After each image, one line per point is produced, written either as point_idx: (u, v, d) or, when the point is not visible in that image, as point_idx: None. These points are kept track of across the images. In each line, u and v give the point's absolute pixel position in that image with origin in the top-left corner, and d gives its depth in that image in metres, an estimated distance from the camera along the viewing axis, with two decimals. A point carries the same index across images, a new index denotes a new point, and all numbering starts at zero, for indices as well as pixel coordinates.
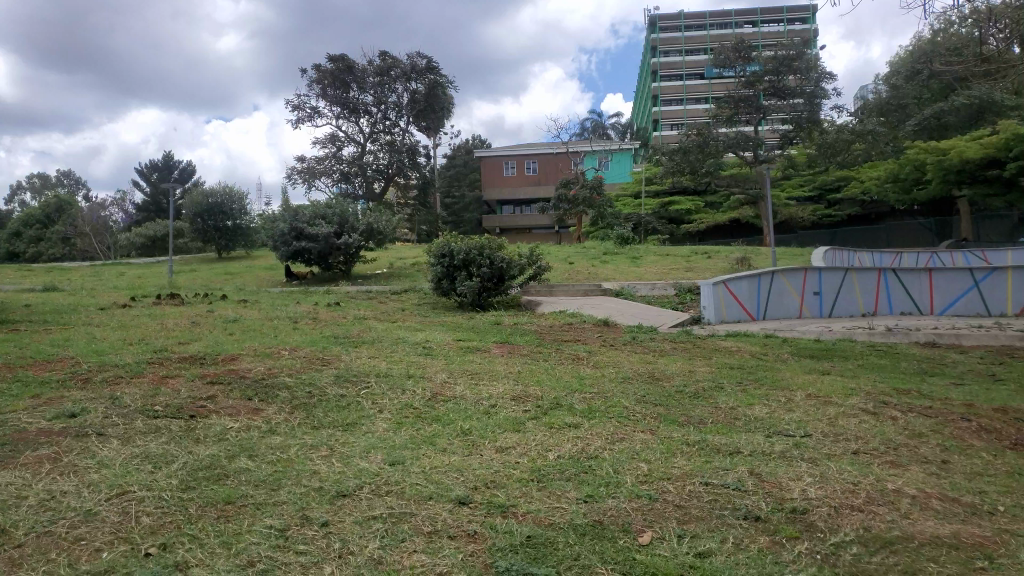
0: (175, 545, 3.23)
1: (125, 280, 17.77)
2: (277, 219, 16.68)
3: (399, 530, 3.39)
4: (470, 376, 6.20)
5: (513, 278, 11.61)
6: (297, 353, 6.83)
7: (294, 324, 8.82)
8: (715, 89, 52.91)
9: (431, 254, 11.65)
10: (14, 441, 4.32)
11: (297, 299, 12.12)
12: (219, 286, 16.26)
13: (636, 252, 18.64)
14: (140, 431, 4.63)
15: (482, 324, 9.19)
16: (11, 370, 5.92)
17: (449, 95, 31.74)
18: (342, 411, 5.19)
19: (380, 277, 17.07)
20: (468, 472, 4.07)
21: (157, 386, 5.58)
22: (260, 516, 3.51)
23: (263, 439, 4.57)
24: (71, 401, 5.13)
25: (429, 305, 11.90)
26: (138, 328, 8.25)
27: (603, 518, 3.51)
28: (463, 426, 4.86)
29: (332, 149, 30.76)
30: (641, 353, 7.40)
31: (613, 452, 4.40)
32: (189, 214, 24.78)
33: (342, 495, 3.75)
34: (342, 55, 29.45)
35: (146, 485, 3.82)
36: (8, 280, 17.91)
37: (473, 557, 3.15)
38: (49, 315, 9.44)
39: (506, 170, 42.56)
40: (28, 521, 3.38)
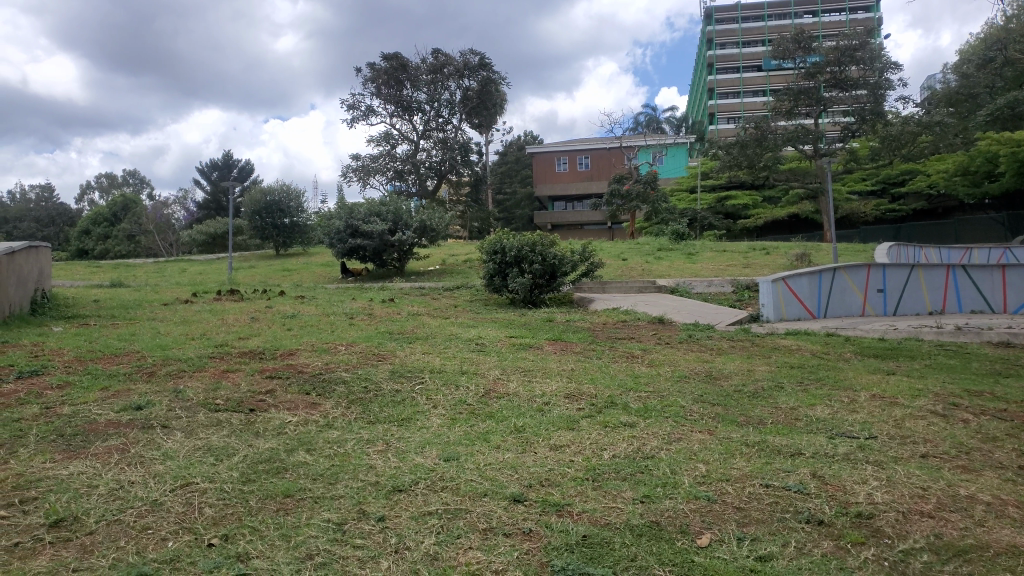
0: (236, 536, 3.29)
1: (188, 276, 18.29)
2: (334, 217, 16.96)
3: (454, 526, 3.39)
4: (524, 372, 6.19)
5: (565, 275, 11.54)
6: (353, 349, 6.92)
7: (350, 320, 8.95)
8: (773, 81, 51.85)
9: (483, 251, 11.70)
10: (85, 432, 4.49)
11: (352, 295, 12.29)
12: (276, 282, 16.61)
13: (691, 248, 18.42)
14: (202, 423, 4.74)
15: (534, 321, 9.16)
16: (81, 364, 6.13)
17: (502, 91, 31.78)
18: (398, 406, 5.24)
19: (434, 274, 17.19)
20: (523, 469, 4.05)
21: (219, 380, 5.72)
22: (319, 510, 3.56)
23: (321, 433, 4.64)
24: (137, 394, 5.29)
25: (480, 302, 11.93)
26: (200, 323, 8.47)
27: (660, 519, 3.46)
28: (517, 423, 4.86)
29: (386, 147, 31.10)
30: (697, 351, 7.28)
31: (669, 452, 4.33)
32: (249, 213, 25.37)
33: (397, 490, 3.78)
34: (395, 53, 29.76)
35: (208, 477, 3.91)
36: (78, 276, 18.62)
37: (529, 555, 3.14)
38: (116, 309, 9.78)
39: (559, 166, 42.50)
40: (98, 510, 3.49)
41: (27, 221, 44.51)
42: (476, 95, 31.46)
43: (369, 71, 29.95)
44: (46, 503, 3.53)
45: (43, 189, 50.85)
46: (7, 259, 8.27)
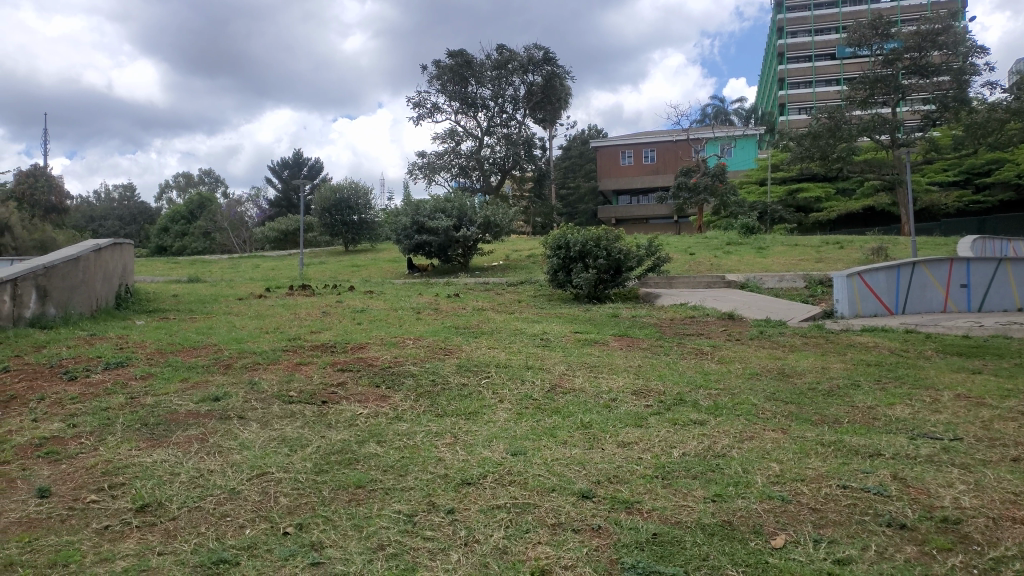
0: (310, 526, 3.37)
1: (261, 272, 18.88)
2: (400, 214, 17.21)
3: (523, 521, 3.39)
4: (589, 368, 6.15)
5: (631, 270, 11.43)
6: (421, 343, 7.01)
7: (417, 315, 9.04)
8: (847, 69, 50.17)
9: (547, 246, 11.70)
10: (167, 422, 4.68)
11: (418, 290, 12.48)
12: (345, 277, 17.00)
13: (761, 242, 17.98)
14: (277, 415, 4.88)
15: (599, 317, 9.10)
16: (162, 356, 6.38)
17: (567, 85, 31.65)
18: (465, 400, 5.27)
19: (497, 270, 17.26)
20: (591, 465, 4.02)
21: (292, 373, 5.87)
22: (389, 500, 3.61)
23: (391, 425, 4.71)
24: (216, 385, 5.48)
25: (544, 297, 11.91)
26: (273, 317, 8.70)
27: (733, 519, 3.38)
28: (584, 419, 4.82)
29: (451, 144, 31.35)
30: (769, 348, 7.09)
31: (742, 451, 4.23)
32: (318, 210, 25.95)
33: (466, 483, 3.81)
34: (461, 50, 29.93)
35: (283, 467, 4.01)
36: (158, 273, 19.43)
37: (598, 552, 3.11)
38: (194, 304, 10.15)
39: (623, 160, 42.01)
40: (180, 497, 3.63)
41: (111, 220, 46.75)
42: (541, 90, 31.43)
43: (434, 69, 30.20)
44: (132, 490, 3.69)
45: (126, 188, 53.25)
46: (94, 256, 8.68)
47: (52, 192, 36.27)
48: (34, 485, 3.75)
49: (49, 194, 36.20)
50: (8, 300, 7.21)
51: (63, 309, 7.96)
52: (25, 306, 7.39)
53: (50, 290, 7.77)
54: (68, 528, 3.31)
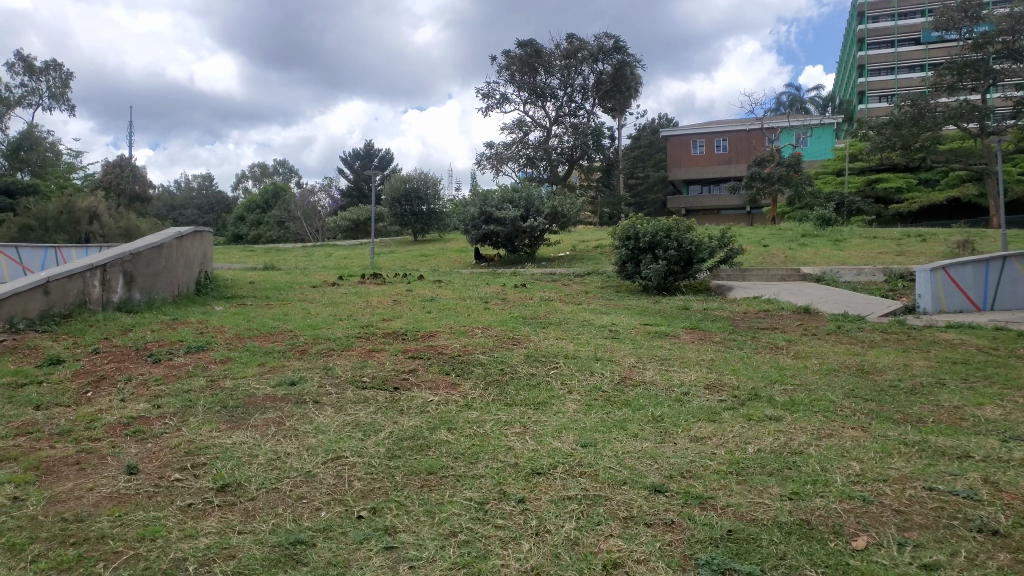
0: (383, 510, 3.42)
1: (333, 260, 19.33)
2: (469, 204, 17.34)
3: (595, 513, 3.37)
4: (660, 361, 6.06)
5: (702, 262, 11.22)
6: (488, 332, 7.04)
7: (485, 304, 9.07)
8: (933, 55, 48.05)
9: (616, 237, 11.60)
10: (246, 405, 4.82)
11: (486, 280, 12.54)
12: (414, 266, 17.24)
13: (839, 235, 17.39)
14: (350, 400, 4.97)
15: (670, 309, 8.97)
16: (240, 340, 6.58)
17: (637, 74, 31.24)
18: (533, 389, 5.27)
19: (564, 260, 17.22)
20: (663, 460, 3.96)
21: (364, 359, 5.97)
22: (461, 488, 3.64)
23: (461, 413, 4.75)
24: (292, 370, 5.63)
25: (613, 289, 11.81)
26: (346, 305, 8.87)
27: (811, 518, 3.28)
28: (655, 412, 4.75)
29: (519, 134, 31.38)
30: (848, 344, 6.84)
31: (820, 448, 4.10)
32: (389, 200, 26.37)
33: (536, 473, 3.80)
34: (530, 40, 29.83)
35: (357, 451, 4.09)
36: (235, 260, 20.07)
37: (671, 546, 3.06)
38: (271, 291, 10.45)
39: (694, 149, 41.43)
40: (258, 478, 3.74)
41: (191, 209, 48.63)
42: (610, 79, 31.12)
43: (503, 59, 30.24)
44: (214, 469, 3.81)
45: (204, 178, 55.25)
46: (176, 243, 9.01)
47: (136, 181, 37.97)
48: (123, 462, 3.92)
49: (134, 183, 37.90)
50: (98, 285, 7.56)
51: (148, 294, 8.31)
52: (113, 291, 7.75)
53: (135, 275, 8.12)
54: (155, 504, 3.44)
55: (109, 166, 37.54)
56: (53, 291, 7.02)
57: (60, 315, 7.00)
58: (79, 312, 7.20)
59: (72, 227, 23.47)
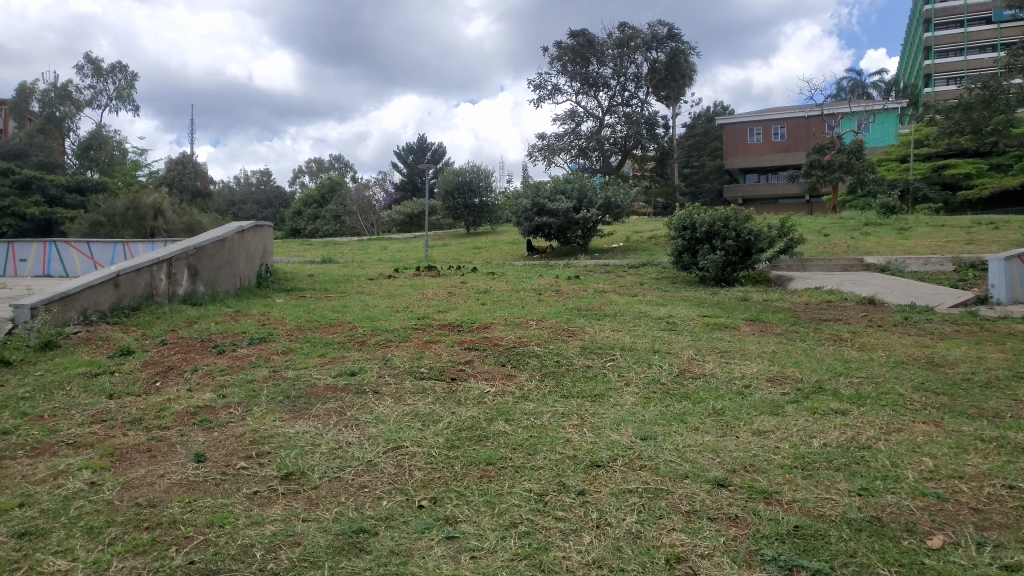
0: (444, 500, 3.44)
1: (388, 253, 19.57)
2: (521, 196, 17.32)
3: (656, 506, 3.33)
4: (720, 354, 5.95)
5: (761, 252, 10.97)
6: (544, 324, 7.02)
7: (539, 296, 9.04)
8: (1005, 34, 45.99)
9: (671, 227, 11.45)
10: (308, 395, 4.91)
11: (539, 272, 12.49)
12: (468, 259, 17.32)
13: (904, 223, 16.82)
14: (409, 390, 5.01)
15: (728, 300, 8.79)
16: (301, 332, 6.70)
17: (692, 61, 30.73)
18: (590, 382, 5.24)
19: (618, 251, 17.08)
20: (725, 453, 3.89)
21: (422, 351, 6.02)
22: (520, 479, 3.64)
23: (518, 404, 4.74)
24: (351, 361, 5.71)
25: (668, 280, 11.65)
26: (402, 297, 8.95)
27: (882, 514, 3.18)
28: (715, 405, 4.67)
29: (571, 125, 31.21)
30: (916, 336, 6.61)
31: (889, 443, 3.97)
32: (443, 193, 26.56)
33: (596, 465, 3.77)
34: (583, 29, 29.56)
35: (416, 441, 4.12)
36: (294, 254, 20.48)
37: (735, 542, 3.01)
38: (328, 283, 10.62)
39: (751, 137, 40.41)
40: (321, 467, 3.79)
41: (250, 203, 49.82)
42: (664, 67, 30.70)
43: (555, 50, 30.07)
44: (278, 458, 3.89)
45: (263, 174, 56.52)
46: (238, 237, 9.22)
47: (197, 177, 39.08)
48: (191, 450, 4.03)
49: (195, 179, 38.99)
50: (164, 278, 7.80)
51: (211, 287, 8.54)
52: (178, 284, 7.99)
53: (199, 269, 8.35)
54: (223, 491, 3.53)
55: (171, 163, 38.67)
56: (123, 284, 7.25)
57: (128, 308, 7.23)
58: (147, 305, 7.44)
59: (138, 223, 24.26)
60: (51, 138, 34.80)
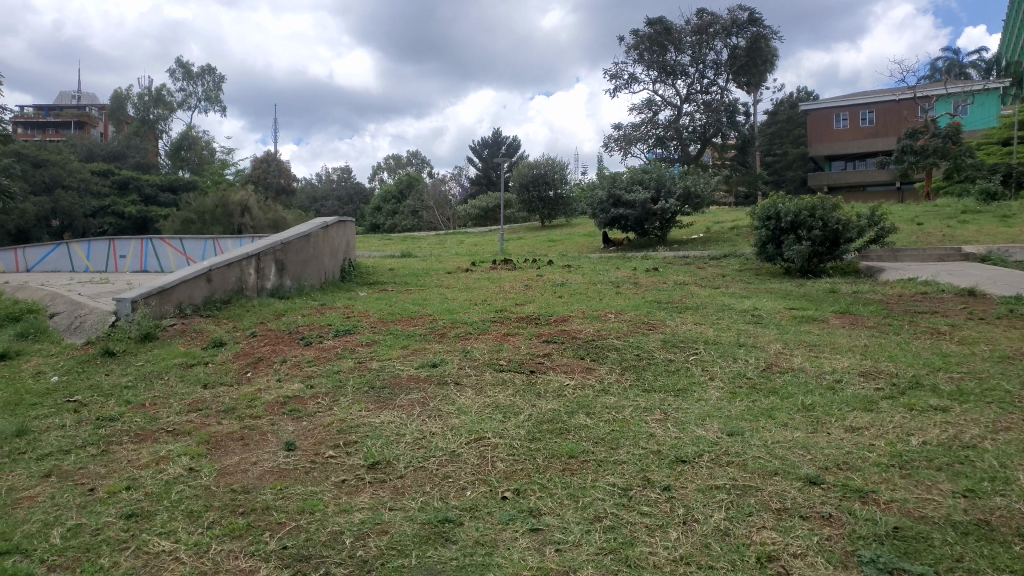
0: (527, 492, 3.44)
1: (464, 247, 19.78)
2: (597, 187, 17.20)
3: (746, 503, 3.24)
4: (809, 347, 5.75)
5: (850, 242, 10.54)
6: (623, 317, 6.93)
7: (617, 289, 8.97)
8: None
9: (755, 217, 11.16)
10: (391, 386, 5.00)
11: (616, 264, 12.37)
12: (543, 252, 17.33)
13: (1006, 210, 15.88)
14: (490, 382, 5.05)
15: (815, 292, 8.50)
16: (384, 325, 6.82)
17: (773, 46, 29.86)
18: (673, 375, 5.16)
19: (698, 243, 16.75)
20: (816, 450, 3.76)
21: (501, 343, 6.04)
22: (603, 473, 3.61)
23: (599, 397, 4.71)
24: (432, 352, 5.79)
25: (751, 272, 11.37)
26: (479, 289, 9.02)
27: (991, 518, 3.01)
28: (805, 401, 4.52)
29: (648, 114, 30.76)
30: (1022, 329, 6.24)
31: (997, 443, 3.75)
32: (518, 186, 26.66)
33: (682, 461, 3.70)
34: (660, 17, 29.05)
35: (498, 433, 4.14)
36: (375, 248, 20.98)
37: (830, 542, 2.90)
38: (409, 277, 10.80)
39: (838, 123, 39.09)
40: (406, 456, 3.86)
41: (332, 200, 51.19)
42: (745, 53, 29.91)
43: (632, 38, 29.64)
44: (364, 447, 3.98)
45: (343, 171, 58.00)
46: (323, 232, 9.48)
47: (281, 175, 40.43)
48: (281, 439, 4.16)
49: (280, 177, 40.34)
50: (253, 273, 8.09)
51: (298, 281, 8.82)
52: (266, 278, 8.28)
53: (286, 263, 8.63)
54: (312, 479, 3.63)
55: (257, 162, 40.15)
56: (215, 278, 7.56)
57: (220, 301, 7.53)
58: (237, 298, 7.73)
59: (226, 220, 25.29)
60: (145, 140, 36.62)
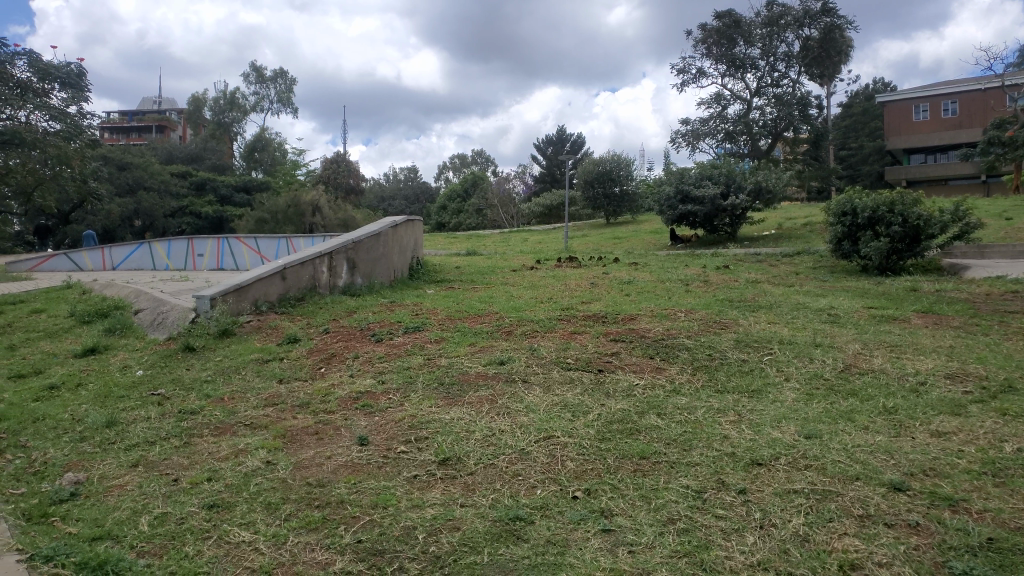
0: (598, 492, 3.41)
1: (529, 245, 19.81)
2: (664, 183, 16.96)
3: (826, 509, 3.13)
4: (889, 348, 5.54)
5: (932, 238, 10.10)
6: (693, 316, 6.81)
7: (687, 287, 8.82)
8: None
9: (829, 213, 10.84)
10: (460, 382, 5.03)
11: (685, 262, 12.18)
12: (609, 249, 17.22)
13: None
14: (558, 380, 5.03)
15: (895, 290, 8.19)
16: (452, 322, 6.86)
17: (848, 36, 28.90)
18: (747, 376, 5.03)
19: (769, 240, 16.35)
20: (901, 455, 3.61)
21: (568, 341, 6.01)
22: (676, 474, 3.54)
23: (670, 398, 4.63)
24: (500, 350, 5.81)
25: (826, 269, 11.05)
26: (546, 288, 8.97)
27: None
28: (887, 404, 4.34)
29: (716, 108, 30.21)
30: None
31: None
32: (582, 183, 26.55)
33: (757, 464, 3.61)
34: (729, 10, 28.46)
35: (567, 432, 4.12)
36: (441, 246, 21.25)
37: (918, 551, 2.78)
38: (476, 275, 10.86)
39: (917, 115, 37.52)
40: (476, 453, 3.88)
41: (399, 199, 52.00)
42: (818, 44, 29.07)
43: (699, 33, 29.14)
44: (435, 443, 4.01)
45: (410, 171, 58.88)
46: (392, 231, 9.63)
47: (350, 175, 41.30)
48: (354, 433, 4.24)
49: (349, 177, 41.22)
50: (326, 270, 8.28)
51: (368, 279, 8.99)
52: (339, 276, 8.47)
53: (357, 262, 8.81)
54: (385, 474, 3.68)
55: (327, 162, 41.11)
56: (290, 276, 7.76)
57: (294, 298, 7.73)
58: (311, 296, 7.92)
59: (298, 219, 25.98)
60: (221, 142, 37.92)
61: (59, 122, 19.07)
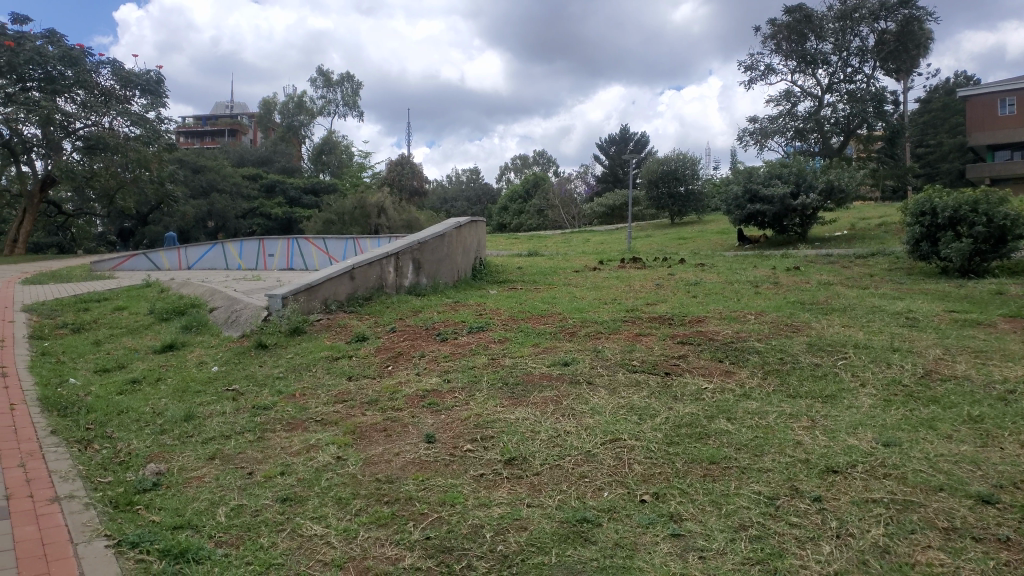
0: (667, 496, 3.36)
1: (592, 246, 19.74)
2: (731, 182, 16.64)
3: (907, 519, 3.02)
4: (973, 353, 5.31)
5: (1019, 239, 9.63)
6: (763, 318, 6.65)
7: (755, 288, 8.63)
8: None
9: (907, 213, 10.46)
10: (524, 382, 5.03)
11: (753, 263, 11.93)
12: (674, 250, 17.01)
13: None
14: (623, 383, 4.97)
15: (978, 294, 7.85)
16: (515, 322, 6.88)
17: (927, 29, 27.72)
18: (820, 381, 4.88)
19: (842, 240, 15.88)
20: (988, 466, 3.45)
21: (633, 343, 5.95)
22: (748, 480, 3.47)
23: (739, 402, 4.53)
24: (564, 351, 5.79)
25: (903, 271, 10.69)
26: (610, 289, 8.90)
27: None
28: (972, 412, 4.15)
29: (786, 106, 29.48)
30: None
31: None
32: (646, 183, 26.29)
33: (833, 471, 3.50)
34: (799, 4, 27.75)
35: (634, 435, 4.08)
36: (504, 247, 21.37)
37: (1010, 568, 2.64)
38: (538, 275, 10.85)
39: (1003, 109, 35.83)
40: (542, 454, 3.87)
41: (461, 200, 52.43)
42: (895, 38, 28.05)
43: (768, 28, 28.51)
44: (500, 443, 4.03)
45: (472, 172, 59.35)
46: (457, 232, 9.72)
47: (414, 177, 41.85)
48: (421, 431, 4.29)
49: (413, 178, 41.80)
50: (392, 271, 8.41)
51: (433, 279, 9.09)
52: (404, 276, 8.59)
53: (422, 262, 8.92)
54: (451, 472, 3.71)
55: (392, 164, 41.78)
56: (358, 276, 7.91)
57: (362, 298, 7.87)
58: (378, 296, 8.05)
59: (364, 220, 26.47)
60: (291, 145, 38.94)
61: (139, 127, 19.87)
